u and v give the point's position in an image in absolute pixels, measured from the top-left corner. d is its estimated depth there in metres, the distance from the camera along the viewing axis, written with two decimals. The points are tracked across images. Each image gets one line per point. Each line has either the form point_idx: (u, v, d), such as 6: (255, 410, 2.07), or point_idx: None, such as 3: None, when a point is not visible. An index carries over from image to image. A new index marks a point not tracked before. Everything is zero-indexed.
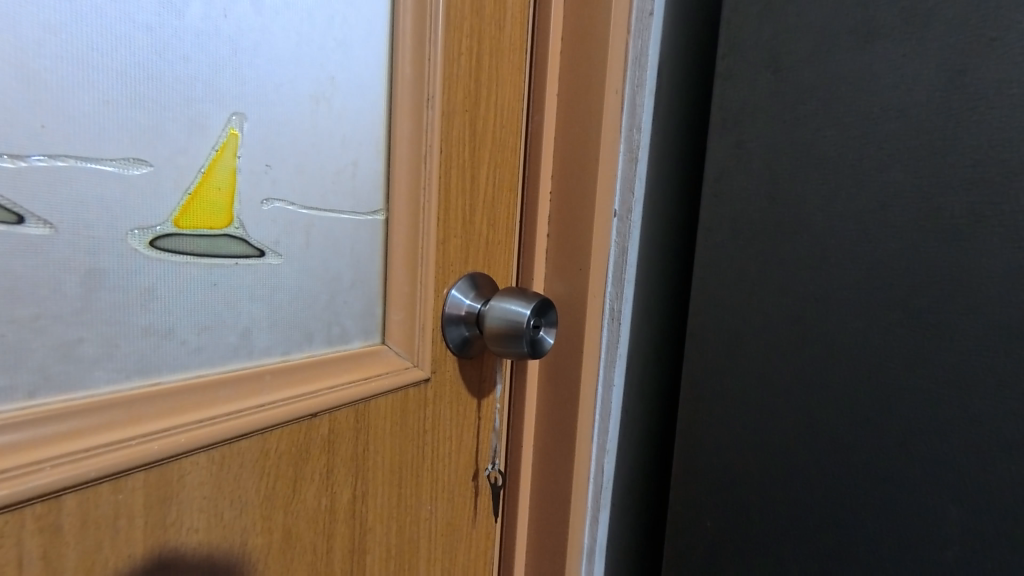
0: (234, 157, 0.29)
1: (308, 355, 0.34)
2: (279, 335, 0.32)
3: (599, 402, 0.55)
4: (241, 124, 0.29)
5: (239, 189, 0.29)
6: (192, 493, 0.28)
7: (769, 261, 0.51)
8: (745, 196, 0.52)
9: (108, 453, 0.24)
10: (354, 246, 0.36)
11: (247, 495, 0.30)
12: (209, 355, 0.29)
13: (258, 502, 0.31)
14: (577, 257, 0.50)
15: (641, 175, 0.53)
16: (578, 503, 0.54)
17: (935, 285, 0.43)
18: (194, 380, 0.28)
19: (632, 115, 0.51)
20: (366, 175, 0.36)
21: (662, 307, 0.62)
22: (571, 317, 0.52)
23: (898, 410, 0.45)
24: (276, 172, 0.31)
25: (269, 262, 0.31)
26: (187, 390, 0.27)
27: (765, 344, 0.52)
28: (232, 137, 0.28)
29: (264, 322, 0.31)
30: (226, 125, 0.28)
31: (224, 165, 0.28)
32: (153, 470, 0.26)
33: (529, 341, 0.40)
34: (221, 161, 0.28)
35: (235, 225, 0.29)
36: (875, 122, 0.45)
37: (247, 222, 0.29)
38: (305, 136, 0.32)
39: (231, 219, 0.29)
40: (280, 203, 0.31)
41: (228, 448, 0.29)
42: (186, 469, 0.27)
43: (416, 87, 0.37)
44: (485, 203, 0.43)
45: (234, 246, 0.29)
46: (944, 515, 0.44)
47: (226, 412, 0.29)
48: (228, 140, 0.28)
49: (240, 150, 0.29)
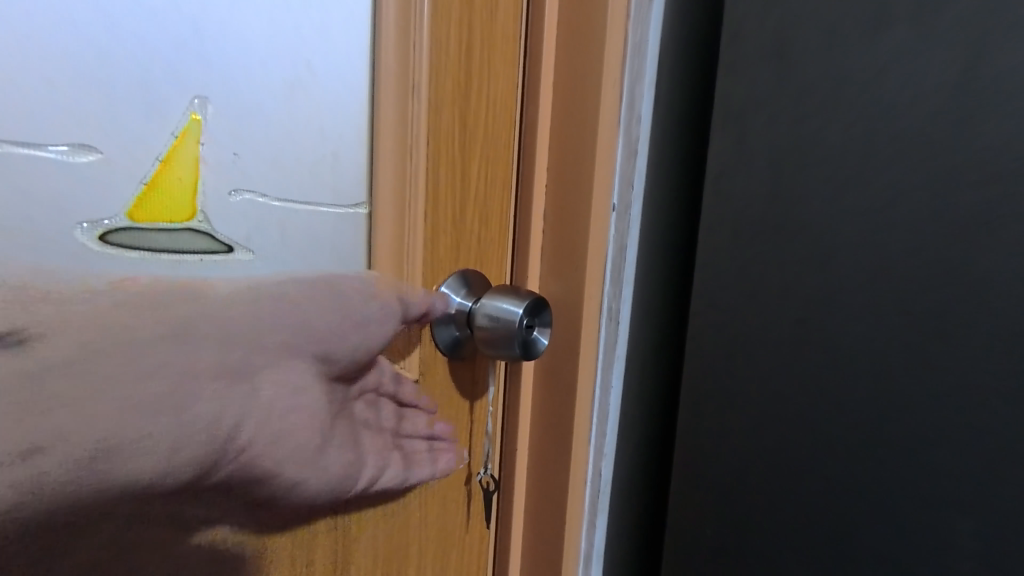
0: (196, 143, 0.27)
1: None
2: None
3: (596, 405, 0.53)
4: (203, 107, 0.27)
5: (203, 179, 0.27)
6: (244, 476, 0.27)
7: (773, 260, 0.49)
8: (748, 192, 0.50)
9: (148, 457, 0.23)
10: (335, 241, 0.34)
11: (302, 467, 0.30)
12: None
13: (313, 471, 0.31)
14: (574, 256, 0.47)
15: (640, 169, 0.51)
16: (574, 508, 0.52)
17: (950, 285, 0.40)
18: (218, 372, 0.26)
19: (631, 107, 0.49)
20: (348, 167, 0.34)
21: (663, 307, 0.60)
22: (567, 317, 0.49)
23: (910, 418, 0.43)
24: (245, 161, 0.29)
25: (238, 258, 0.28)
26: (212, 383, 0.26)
27: (769, 347, 0.50)
28: (195, 124, 0.27)
29: None
30: (187, 110, 0.26)
31: (185, 152, 0.26)
32: (203, 461, 0.25)
33: (522, 340, 0.39)
34: (183, 149, 0.26)
35: (199, 219, 0.27)
36: (888, 113, 0.42)
37: (213, 216, 0.27)
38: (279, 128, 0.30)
39: (195, 212, 0.27)
40: (248, 194, 0.29)
41: (271, 430, 0.27)
42: (236, 454, 0.26)
43: (401, 74, 0.34)
44: (478, 198, 0.41)
45: (198, 241, 0.27)
46: (959, 532, 0.41)
47: (272, 392, 0.28)
48: (190, 125, 0.26)
49: (203, 136, 0.27)
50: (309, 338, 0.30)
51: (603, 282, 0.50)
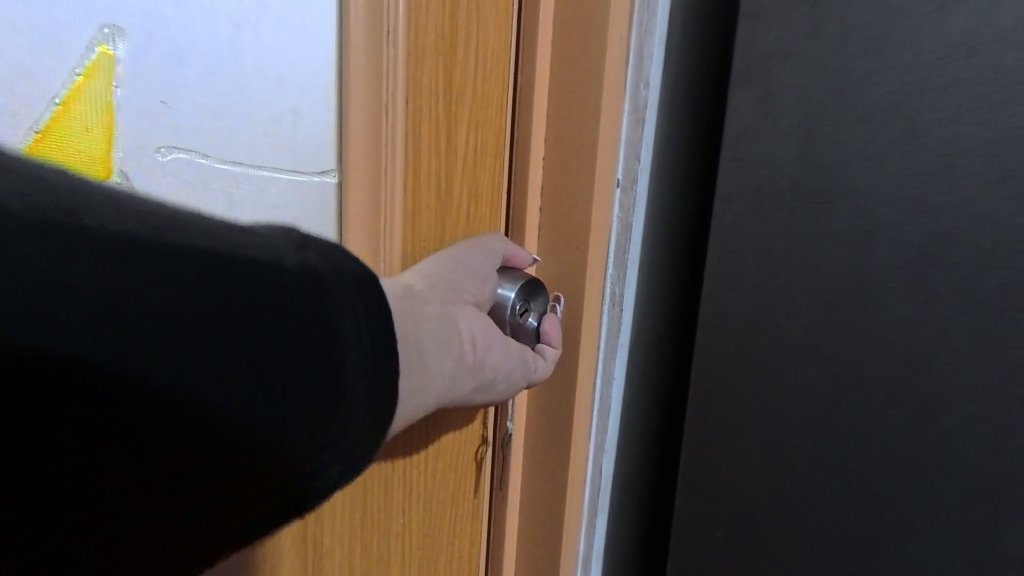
0: (108, 85, 0.24)
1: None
2: None
3: (597, 398, 0.49)
4: (115, 39, 0.24)
5: (116, 129, 0.25)
6: (480, 380, 0.34)
7: (797, 237, 0.44)
8: (773, 161, 0.44)
9: (428, 385, 0.31)
10: (298, 213, 0.29)
11: (511, 365, 0.35)
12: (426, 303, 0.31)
13: (524, 360, 0.36)
14: (575, 234, 0.43)
15: (647, 139, 0.46)
16: (573, 507, 0.48)
17: (1001, 264, 0.36)
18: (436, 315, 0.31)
19: (639, 67, 0.44)
20: (311, 126, 0.29)
21: (669, 290, 0.56)
22: (567, 303, 0.45)
23: (949, 411, 0.38)
24: (174, 112, 0.25)
25: None
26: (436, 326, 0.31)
27: (789, 334, 0.45)
28: (106, 60, 0.24)
29: None
30: (93, 41, 0.23)
31: (95, 95, 0.24)
32: (460, 365, 0.32)
33: (512, 325, 0.37)
34: (90, 92, 0.24)
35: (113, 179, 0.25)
36: (941, 64, 0.37)
37: (134, 174, 0.25)
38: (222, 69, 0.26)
39: (109, 172, 0.25)
40: (181, 152, 0.26)
41: (480, 345, 0.34)
42: (474, 358, 0.33)
43: (373, 15, 0.29)
44: (466, 166, 0.35)
45: None
46: (1004, 538, 0.37)
47: (465, 321, 0.33)
48: (99, 60, 0.24)
49: (116, 76, 0.24)
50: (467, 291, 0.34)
51: (606, 265, 0.46)
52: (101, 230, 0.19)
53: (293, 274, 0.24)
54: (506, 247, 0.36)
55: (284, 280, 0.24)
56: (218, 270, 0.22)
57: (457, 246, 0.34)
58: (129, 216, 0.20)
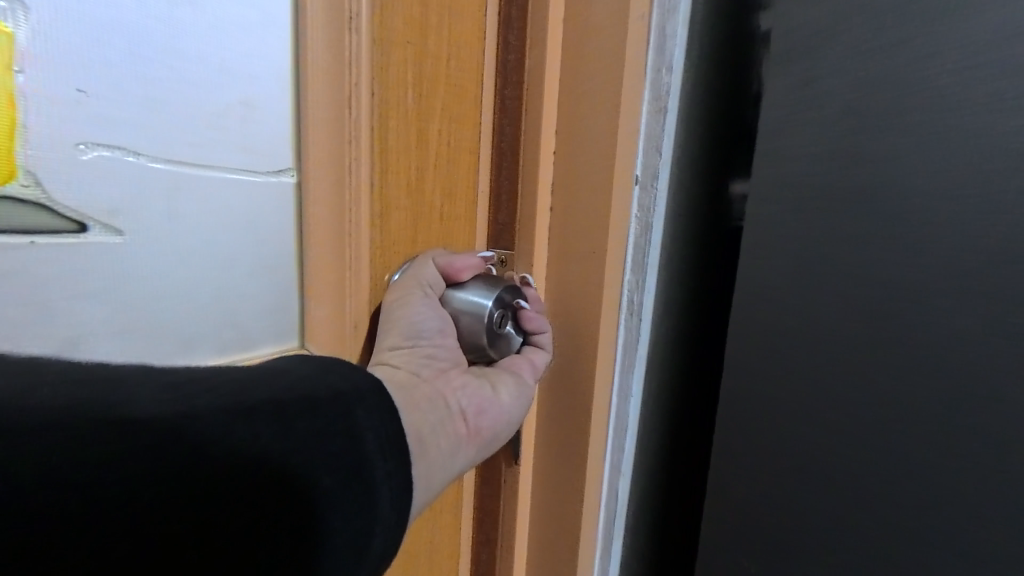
0: (7, 66, 0.19)
1: (193, 337, 0.25)
2: (126, 352, 0.23)
3: (613, 417, 0.44)
4: (11, 11, 0.19)
5: (25, 122, 0.20)
6: (492, 427, 0.32)
7: (839, 245, 0.33)
8: (811, 153, 0.34)
9: (444, 470, 0.28)
10: (257, 218, 0.26)
11: (514, 409, 0.33)
12: (411, 368, 0.29)
13: (520, 381, 0.34)
14: (584, 237, 0.37)
15: (671, 126, 0.40)
16: (587, 540, 0.43)
17: None
18: (422, 378, 0.30)
19: (660, 43, 0.38)
20: (266, 118, 0.26)
21: (695, 297, 0.49)
22: (572, 316, 0.40)
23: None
24: (97, 102, 0.21)
25: (99, 238, 0.22)
26: (425, 388, 0.29)
27: (823, 376, 0.34)
28: (2, 39, 0.19)
29: (243, 272, 0.26)
30: None
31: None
32: (461, 425, 0.30)
33: (488, 337, 0.33)
34: None
35: (23, 183, 0.20)
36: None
37: (51, 178, 0.20)
38: (156, 50, 0.22)
39: (15, 173, 0.20)
40: (107, 149, 0.21)
41: (477, 399, 0.31)
42: (474, 413, 0.31)
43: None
44: (439, 163, 0.32)
45: (23, 214, 0.20)
46: None
47: (442, 390, 0.30)
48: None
49: (17, 55, 0.19)
50: (451, 346, 0.32)
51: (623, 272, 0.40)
52: (121, 407, 0.16)
53: (326, 397, 0.21)
54: (439, 269, 0.31)
55: (315, 408, 0.20)
56: (255, 415, 0.18)
57: (395, 313, 0.29)
58: (155, 382, 0.18)
